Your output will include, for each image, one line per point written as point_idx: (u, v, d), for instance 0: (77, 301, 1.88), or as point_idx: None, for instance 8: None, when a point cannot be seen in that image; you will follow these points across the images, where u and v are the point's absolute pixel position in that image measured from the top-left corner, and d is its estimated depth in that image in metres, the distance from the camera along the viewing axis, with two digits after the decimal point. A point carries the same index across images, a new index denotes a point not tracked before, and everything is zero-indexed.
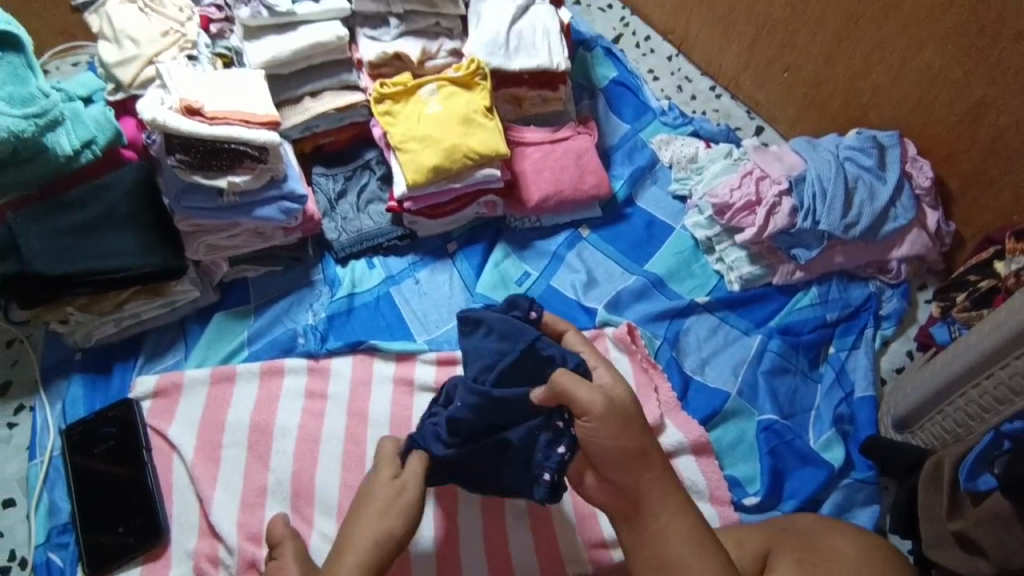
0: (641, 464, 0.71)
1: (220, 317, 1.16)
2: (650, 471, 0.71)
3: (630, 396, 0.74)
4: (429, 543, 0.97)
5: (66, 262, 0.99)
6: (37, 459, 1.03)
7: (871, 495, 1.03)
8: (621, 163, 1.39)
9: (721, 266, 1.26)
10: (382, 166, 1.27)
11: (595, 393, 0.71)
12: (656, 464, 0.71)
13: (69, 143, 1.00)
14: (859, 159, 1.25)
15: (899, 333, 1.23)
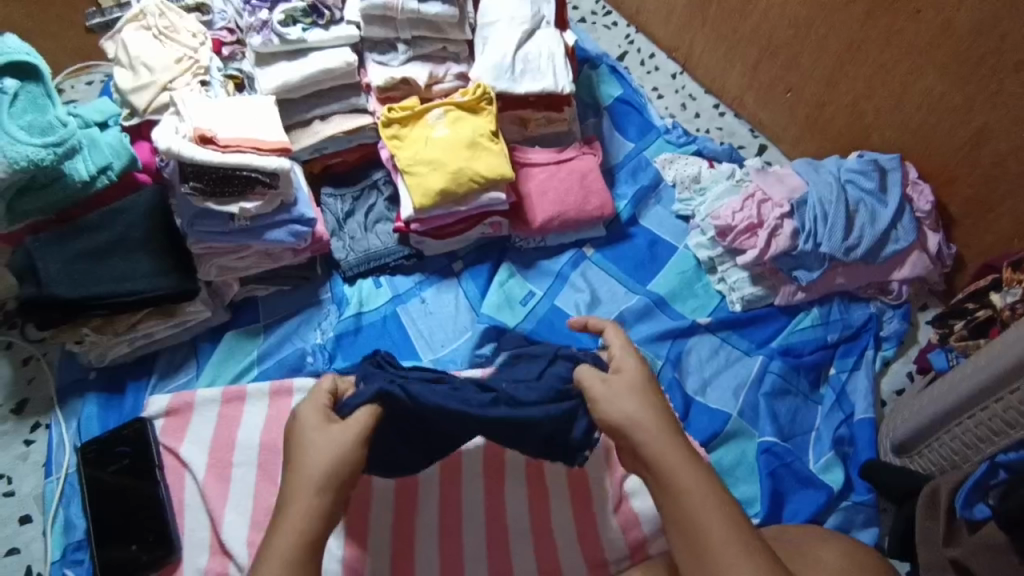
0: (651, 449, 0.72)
1: (231, 336, 1.19)
2: (662, 466, 0.72)
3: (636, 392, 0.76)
4: (433, 562, 0.99)
5: (83, 286, 1.03)
6: (53, 476, 1.06)
7: (871, 518, 1.05)
8: (625, 183, 1.41)
9: (723, 286, 1.28)
10: (389, 187, 1.29)
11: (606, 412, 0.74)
12: (669, 461, 0.71)
13: (86, 170, 1.03)
14: (861, 181, 1.26)
15: (900, 355, 1.24)
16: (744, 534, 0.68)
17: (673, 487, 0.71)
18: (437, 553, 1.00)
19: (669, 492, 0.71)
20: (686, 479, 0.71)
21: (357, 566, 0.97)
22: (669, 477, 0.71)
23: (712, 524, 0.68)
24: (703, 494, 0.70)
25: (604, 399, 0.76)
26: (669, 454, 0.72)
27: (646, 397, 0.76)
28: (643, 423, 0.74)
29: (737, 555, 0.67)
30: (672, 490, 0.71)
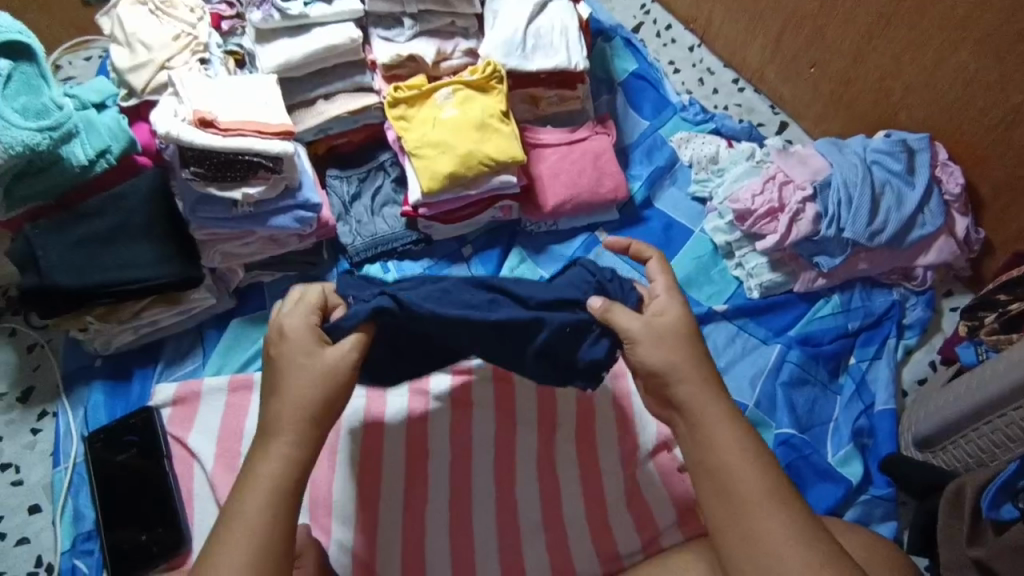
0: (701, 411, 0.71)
1: (237, 323, 1.16)
2: (713, 425, 0.70)
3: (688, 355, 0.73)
4: (445, 554, 0.98)
5: (83, 275, 1.00)
6: (61, 466, 1.05)
7: (890, 511, 1.03)
8: (640, 163, 1.36)
9: (741, 272, 1.24)
10: (395, 168, 1.25)
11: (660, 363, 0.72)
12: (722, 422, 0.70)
13: (85, 154, 0.99)
14: (887, 163, 1.21)
15: (923, 343, 1.20)
16: (777, 489, 0.67)
17: (706, 440, 0.70)
18: (448, 543, 0.98)
19: (704, 443, 0.70)
20: (722, 433, 0.69)
21: (367, 557, 0.97)
22: (704, 431, 0.70)
23: (745, 477, 0.67)
24: (739, 447, 0.69)
25: (639, 342, 0.74)
26: (706, 408, 0.71)
27: (688, 350, 0.74)
28: (690, 379, 0.72)
29: (781, 525, 0.65)
30: (708, 442, 0.70)
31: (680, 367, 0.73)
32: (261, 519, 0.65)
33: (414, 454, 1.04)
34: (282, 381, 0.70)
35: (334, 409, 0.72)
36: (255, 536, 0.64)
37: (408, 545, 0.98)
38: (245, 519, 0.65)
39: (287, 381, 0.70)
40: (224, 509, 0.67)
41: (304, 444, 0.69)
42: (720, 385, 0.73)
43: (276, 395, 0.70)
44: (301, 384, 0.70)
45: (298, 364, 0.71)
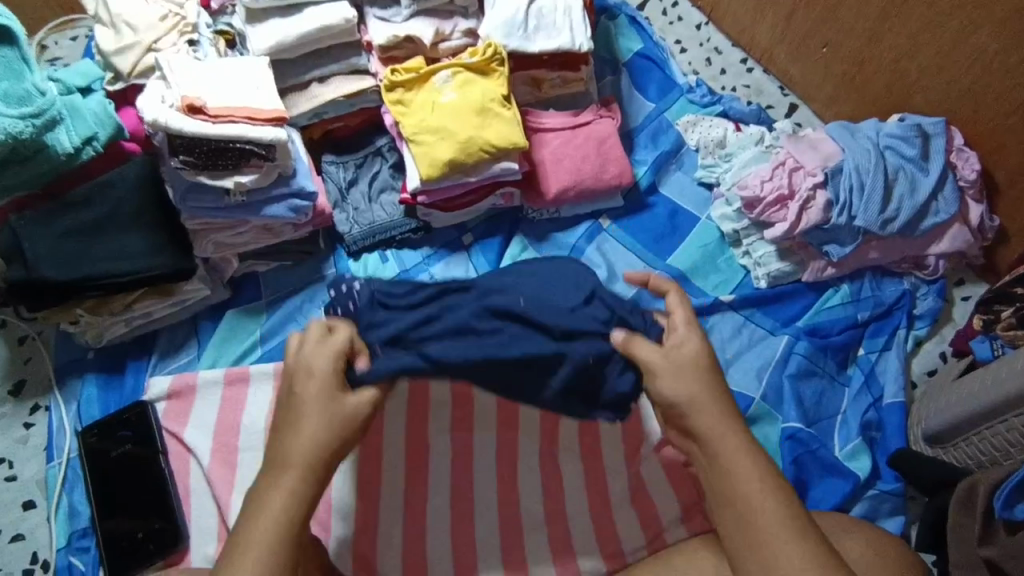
0: (716, 439, 0.70)
1: (232, 315, 1.14)
2: (728, 450, 0.69)
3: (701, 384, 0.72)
4: (446, 550, 0.97)
5: (71, 267, 0.97)
6: (55, 461, 1.04)
7: (897, 507, 1.01)
8: (644, 148, 1.32)
9: (748, 261, 1.21)
10: (393, 154, 1.22)
11: (679, 391, 0.71)
12: (737, 448, 0.69)
13: (70, 141, 0.95)
14: (900, 148, 1.17)
15: (933, 334, 1.18)
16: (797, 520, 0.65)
17: (725, 471, 0.68)
18: (449, 538, 0.97)
19: (723, 473, 0.68)
20: (742, 464, 0.68)
21: (368, 554, 0.96)
22: (722, 461, 0.69)
23: (765, 508, 0.66)
24: (759, 478, 0.67)
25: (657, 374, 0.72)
26: (725, 437, 0.69)
27: (702, 378, 0.72)
28: (704, 407, 0.71)
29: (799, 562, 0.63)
30: (727, 473, 0.68)
31: (697, 398, 0.71)
32: (267, 557, 0.63)
33: (414, 449, 1.01)
34: (295, 419, 0.68)
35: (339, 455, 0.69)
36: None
37: (409, 541, 0.97)
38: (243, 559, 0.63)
39: (301, 422, 0.68)
40: (229, 540, 0.65)
41: (313, 478, 0.67)
42: (735, 413, 0.72)
43: (285, 435, 0.68)
44: (315, 426, 0.68)
45: (316, 410, 0.68)
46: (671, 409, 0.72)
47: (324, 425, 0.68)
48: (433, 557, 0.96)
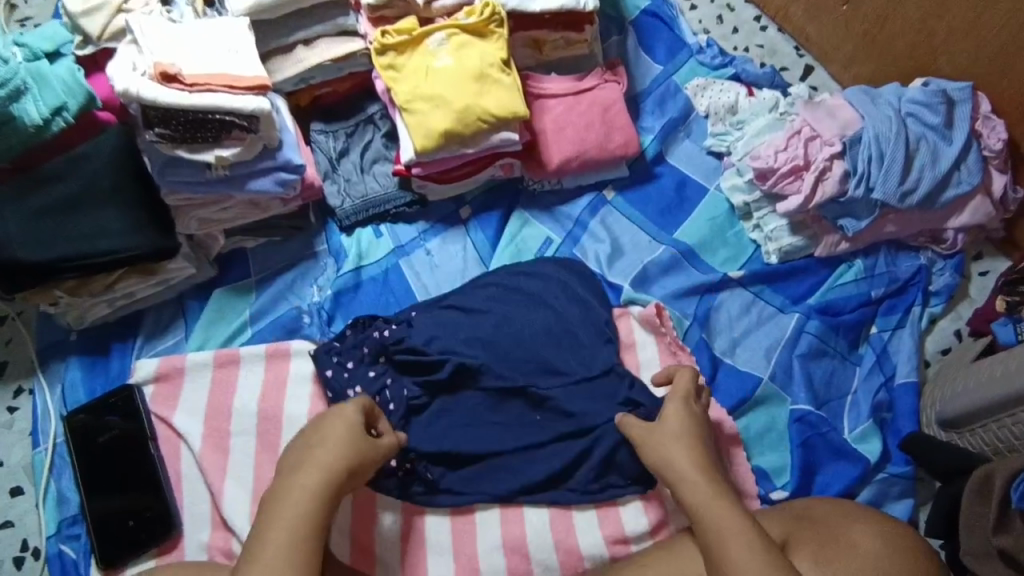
0: (684, 485, 0.80)
1: (220, 294, 1.09)
2: (696, 491, 0.79)
3: (677, 446, 0.83)
4: (444, 536, 0.94)
5: (47, 247, 0.92)
6: (41, 446, 1.01)
7: (906, 490, 0.99)
8: (651, 114, 1.25)
9: (759, 235, 1.15)
10: (386, 122, 1.15)
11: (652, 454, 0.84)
12: (705, 490, 0.79)
13: (38, 112, 0.89)
14: (923, 116, 1.11)
15: (949, 311, 1.13)
16: (770, 553, 0.72)
17: (701, 518, 0.77)
18: (448, 524, 0.94)
19: (701, 519, 0.77)
20: (717, 508, 0.77)
21: (364, 542, 0.92)
22: (702, 503, 0.77)
23: (738, 551, 0.73)
24: (734, 520, 0.75)
25: (642, 441, 0.85)
26: (698, 487, 0.79)
27: (680, 442, 0.83)
28: (673, 464, 0.82)
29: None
30: (702, 519, 0.77)
31: (671, 460, 0.82)
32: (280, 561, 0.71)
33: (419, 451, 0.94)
34: (314, 450, 0.79)
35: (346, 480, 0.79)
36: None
37: (407, 533, 0.94)
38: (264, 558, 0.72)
39: (315, 452, 0.79)
40: (247, 550, 0.73)
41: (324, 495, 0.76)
42: (704, 460, 0.82)
43: (311, 449, 0.79)
44: (328, 454, 0.79)
45: (331, 444, 0.79)
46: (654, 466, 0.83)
47: (335, 450, 0.79)
48: (431, 543, 0.94)
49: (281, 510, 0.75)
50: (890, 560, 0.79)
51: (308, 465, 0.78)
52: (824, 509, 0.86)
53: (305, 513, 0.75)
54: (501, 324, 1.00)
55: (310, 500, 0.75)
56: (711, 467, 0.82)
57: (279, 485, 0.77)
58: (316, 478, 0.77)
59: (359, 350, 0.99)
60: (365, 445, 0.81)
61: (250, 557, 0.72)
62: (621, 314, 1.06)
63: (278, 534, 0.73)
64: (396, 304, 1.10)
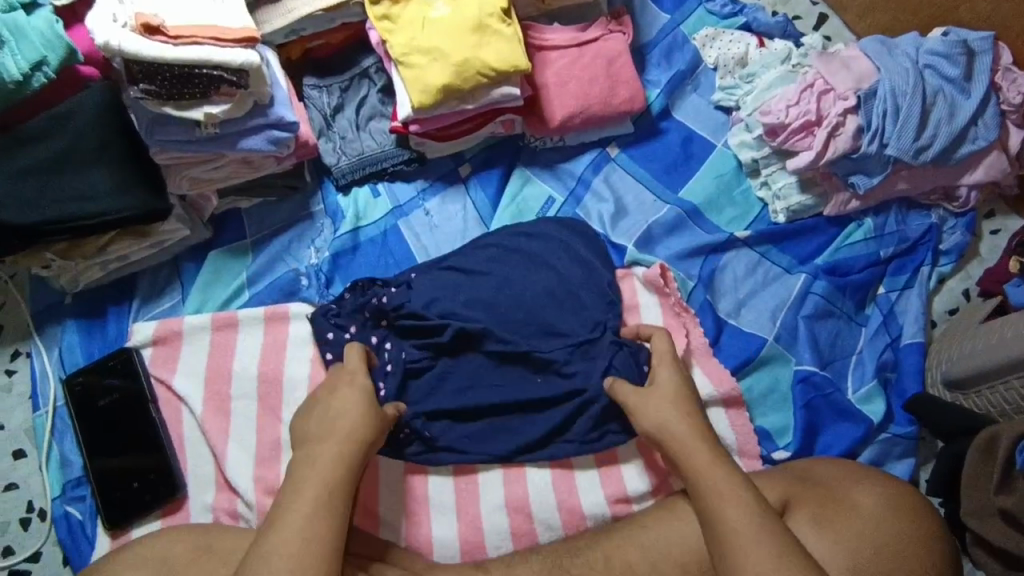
0: (684, 453, 0.79)
1: (215, 256, 1.07)
2: (696, 456, 0.78)
3: (671, 411, 0.83)
4: (447, 497, 0.94)
5: (34, 208, 0.89)
6: (41, 410, 1.00)
7: (908, 450, 0.99)
8: (657, 66, 1.20)
9: (767, 193, 1.12)
10: (382, 76, 1.11)
11: (652, 421, 0.83)
12: (702, 455, 0.78)
13: (17, 67, 0.85)
14: (942, 68, 1.07)
15: (958, 270, 1.11)
16: (767, 520, 0.72)
17: (697, 484, 0.77)
18: (452, 488, 0.94)
19: (697, 484, 0.76)
20: (713, 475, 0.76)
21: (371, 503, 0.93)
22: (705, 468, 0.77)
23: (735, 517, 0.72)
24: (732, 487, 0.75)
25: (638, 409, 0.84)
26: (697, 453, 0.78)
27: (676, 409, 0.83)
28: (674, 436, 0.81)
29: (763, 550, 0.70)
30: (698, 485, 0.76)
31: (663, 429, 0.82)
32: (297, 522, 0.71)
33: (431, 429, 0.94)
34: (339, 417, 0.80)
35: (366, 451, 0.79)
36: (293, 542, 0.69)
37: (409, 493, 0.94)
38: (294, 517, 0.71)
39: (339, 421, 0.80)
40: (272, 515, 0.72)
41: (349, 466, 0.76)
42: (706, 430, 0.81)
43: (333, 419, 0.80)
44: (354, 424, 0.79)
45: (352, 414, 0.80)
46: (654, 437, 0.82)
47: (360, 420, 0.80)
48: (434, 504, 0.94)
49: (307, 476, 0.74)
50: (888, 520, 0.80)
51: (333, 436, 0.78)
52: (822, 469, 0.86)
53: (334, 478, 0.75)
54: (502, 286, 0.98)
55: (339, 470, 0.75)
56: (708, 434, 0.81)
57: (311, 454, 0.76)
58: (343, 446, 0.77)
59: (359, 313, 0.97)
60: (382, 414, 0.83)
61: (277, 521, 0.71)
62: (624, 276, 1.05)
63: (312, 498, 0.73)
64: (395, 265, 1.07)
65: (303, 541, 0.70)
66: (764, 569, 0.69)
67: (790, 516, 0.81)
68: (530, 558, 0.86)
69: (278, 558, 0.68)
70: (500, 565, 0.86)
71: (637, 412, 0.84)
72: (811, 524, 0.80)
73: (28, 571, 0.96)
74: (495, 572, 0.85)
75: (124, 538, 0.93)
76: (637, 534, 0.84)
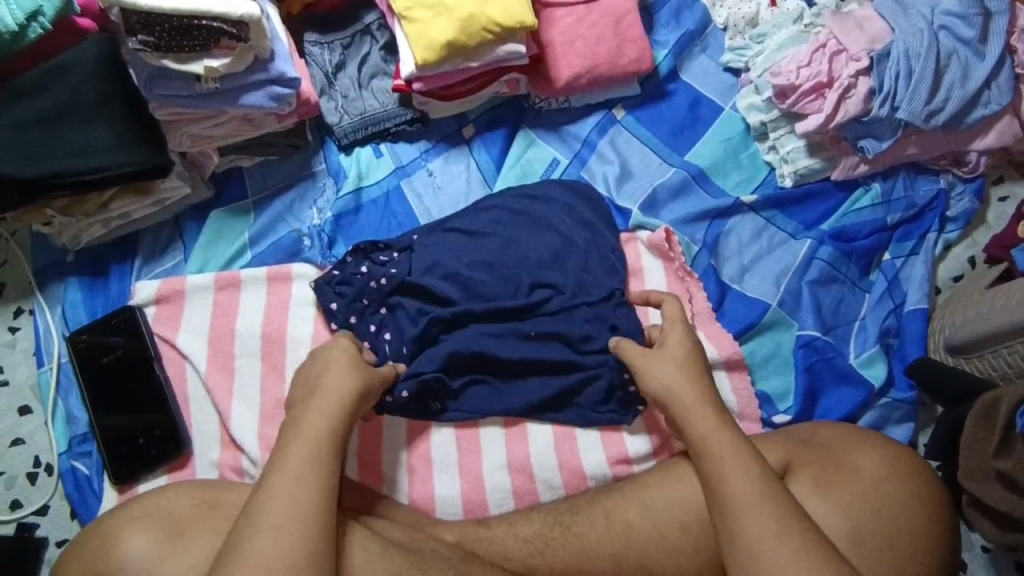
0: (688, 421, 0.79)
1: (217, 216, 1.06)
2: (698, 425, 0.78)
3: (677, 368, 0.82)
4: (450, 458, 0.95)
5: (35, 163, 0.88)
6: (46, 366, 1.01)
7: (908, 414, 1.00)
8: (666, 27, 1.18)
9: (775, 157, 1.11)
10: (384, 33, 1.09)
11: (663, 384, 0.82)
12: (702, 420, 0.78)
13: (12, 16, 0.83)
14: (958, 29, 1.05)
15: (965, 237, 1.10)
16: (766, 486, 0.73)
17: (698, 448, 0.77)
18: (455, 453, 0.95)
19: (700, 451, 0.77)
20: (715, 442, 0.77)
21: (372, 462, 0.94)
22: (702, 435, 0.78)
23: (733, 481, 0.73)
24: (736, 454, 0.75)
25: (646, 370, 0.84)
26: (700, 419, 0.79)
27: (685, 372, 0.82)
28: (680, 396, 0.81)
29: (762, 514, 0.71)
30: (701, 451, 0.77)
31: (676, 390, 0.81)
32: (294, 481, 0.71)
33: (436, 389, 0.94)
34: (323, 378, 0.80)
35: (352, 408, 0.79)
36: (290, 497, 0.70)
37: (414, 451, 0.95)
38: (286, 477, 0.71)
39: (326, 377, 0.80)
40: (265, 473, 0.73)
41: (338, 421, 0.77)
42: (710, 391, 0.81)
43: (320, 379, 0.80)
44: (338, 382, 0.80)
45: (338, 371, 0.81)
46: (657, 397, 0.82)
47: (347, 377, 0.80)
48: (438, 465, 0.95)
49: (298, 435, 0.75)
50: (895, 482, 0.81)
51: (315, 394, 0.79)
52: (827, 432, 0.86)
53: (319, 435, 0.75)
54: (506, 248, 0.97)
55: (324, 427, 0.76)
56: (706, 401, 0.81)
57: (303, 412, 0.77)
58: (332, 401, 0.78)
59: (359, 302, 0.96)
60: (370, 371, 0.83)
61: (271, 479, 0.71)
62: (628, 240, 1.04)
63: (300, 454, 0.73)
64: (396, 226, 1.06)
65: (293, 500, 0.70)
66: (762, 532, 0.70)
67: (792, 477, 0.82)
68: (532, 516, 0.87)
69: (275, 519, 0.69)
70: (502, 522, 0.87)
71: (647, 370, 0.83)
72: (812, 486, 0.81)
73: (36, 524, 0.97)
74: (497, 528, 0.86)
75: (130, 492, 0.94)
76: (638, 494, 0.85)
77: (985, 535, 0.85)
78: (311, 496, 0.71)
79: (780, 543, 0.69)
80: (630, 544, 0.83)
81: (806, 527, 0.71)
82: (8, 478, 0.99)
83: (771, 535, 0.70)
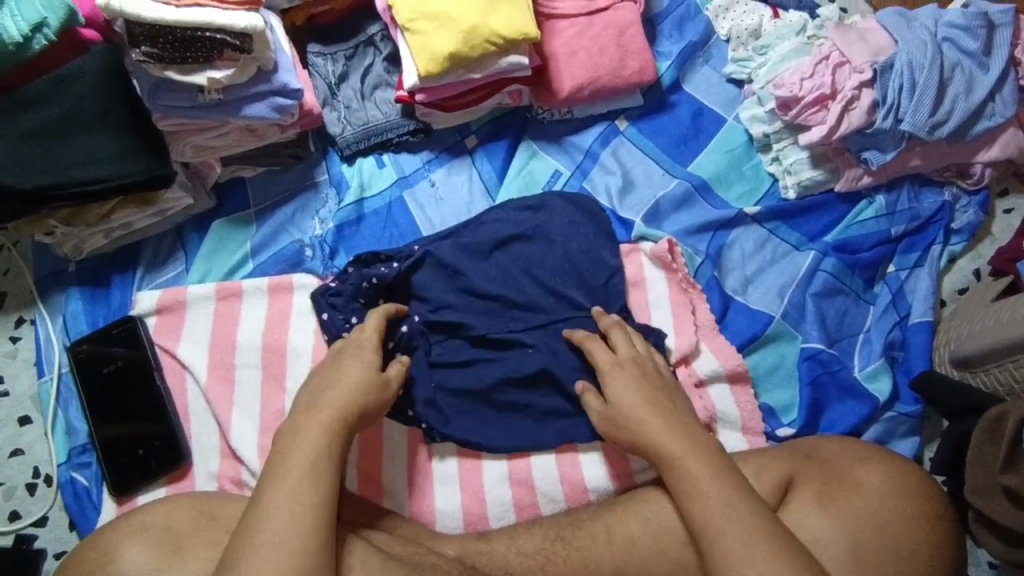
0: (682, 434, 0.78)
1: (219, 226, 1.06)
2: (673, 441, 0.78)
3: None
4: (450, 471, 0.94)
5: (32, 172, 0.88)
6: (46, 376, 1.01)
7: (914, 428, 0.99)
8: (668, 38, 1.18)
9: (777, 168, 1.11)
10: (388, 44, 1.09)
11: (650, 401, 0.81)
12: (675, 439, 0.78)
13: (17, 27, 0.83)
14: (962, 41, 1.04)
15: (970, 249, 1.10)
16: (740, 505, 0.72)
17: (677, 470, 0.76)
18: (455, 467, 0.94)
19: (668, 470, 0.77)
20: (686, 463, 0.76)
21: (372, 474, 0.93)
22: (677, 456, 0.76)
23: (708, 502, 0.73)
24: (710, 472, 0.74)
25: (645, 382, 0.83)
26: (670, 442, 0.78)
27: (648, 397, 0.83)
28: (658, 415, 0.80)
29: (741, 534, 0.70)
30: (672, 470, 0.76)
31: (644, 413, 0.81)
32: (292, 493, 0.70)
33: None
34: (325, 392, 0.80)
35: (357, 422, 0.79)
36: (281, 508, 0.69)
37: (413, 460, 0.94)
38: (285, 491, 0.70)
39: (334, 389, 0.80)
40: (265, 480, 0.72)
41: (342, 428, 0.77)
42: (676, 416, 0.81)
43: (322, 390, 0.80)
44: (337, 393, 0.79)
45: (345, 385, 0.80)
46: (655, 410, 0.81)
47: (351, 391, 0.80)
48: (439, 478, 0.94)
49: (299, 449, 0.74)
50: (896, 499, 0.79)
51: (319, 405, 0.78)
52: (829, 448, 0.86)
53: (320, 446, 0.74)
54: (508, 262, 0.97)
55: (325, 437, 0.75)
56: (676, 421, 0.80)
57: (291, 424, 0.77)
58: (333, 416, 0.77)
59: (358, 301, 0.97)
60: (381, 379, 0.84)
61: (270, 492, 0.71)
62: (630, 251, 1.03)
63: (298, 468, 0.72)
64: (399, 238, 1.06)
65: (265, 511, 0.69)
66: (733, 553, 0.69)
67: (793, 494, 0.81)
68: (533, 530, 0.86)
69: (261, 534, 0.68)
70: (503, 536, 0.86)
71: (625, 392, 0.84)
72: (816, 501, 0.80)
73: (35, 535, 0.96)
74: (497, 542, 0.85)
75: (129, 504, 0.94)
76: (641, 508, 0.84)
77: (992, 552, 0.84)
78: (309, 506, 0.70)
79: (749, 562, 0.68)
80: (631, 560, 0.82)
81: (782, 543, 0.69)
82: (8, 489, 0.98)
83: (741, 544, 0.69)
